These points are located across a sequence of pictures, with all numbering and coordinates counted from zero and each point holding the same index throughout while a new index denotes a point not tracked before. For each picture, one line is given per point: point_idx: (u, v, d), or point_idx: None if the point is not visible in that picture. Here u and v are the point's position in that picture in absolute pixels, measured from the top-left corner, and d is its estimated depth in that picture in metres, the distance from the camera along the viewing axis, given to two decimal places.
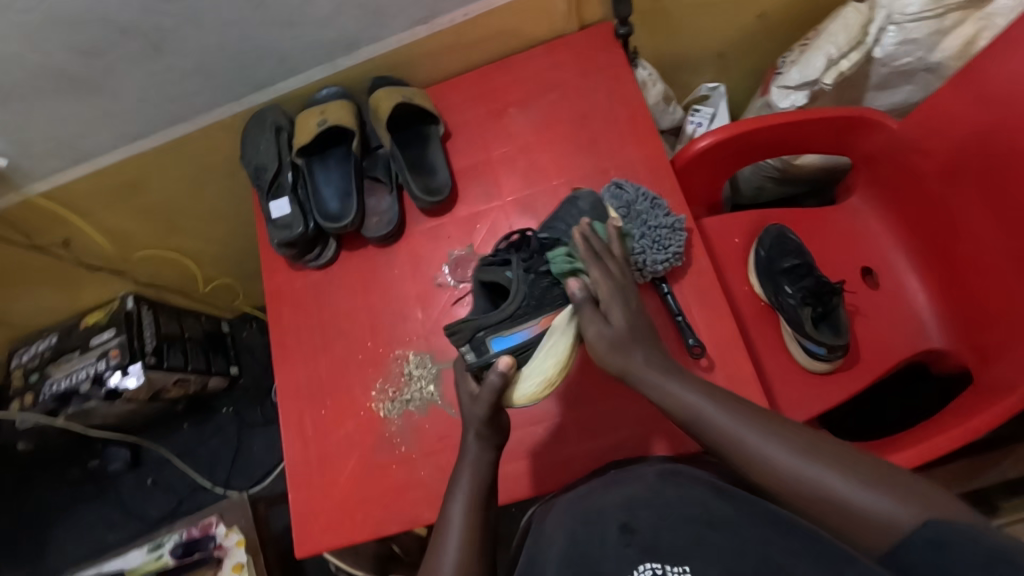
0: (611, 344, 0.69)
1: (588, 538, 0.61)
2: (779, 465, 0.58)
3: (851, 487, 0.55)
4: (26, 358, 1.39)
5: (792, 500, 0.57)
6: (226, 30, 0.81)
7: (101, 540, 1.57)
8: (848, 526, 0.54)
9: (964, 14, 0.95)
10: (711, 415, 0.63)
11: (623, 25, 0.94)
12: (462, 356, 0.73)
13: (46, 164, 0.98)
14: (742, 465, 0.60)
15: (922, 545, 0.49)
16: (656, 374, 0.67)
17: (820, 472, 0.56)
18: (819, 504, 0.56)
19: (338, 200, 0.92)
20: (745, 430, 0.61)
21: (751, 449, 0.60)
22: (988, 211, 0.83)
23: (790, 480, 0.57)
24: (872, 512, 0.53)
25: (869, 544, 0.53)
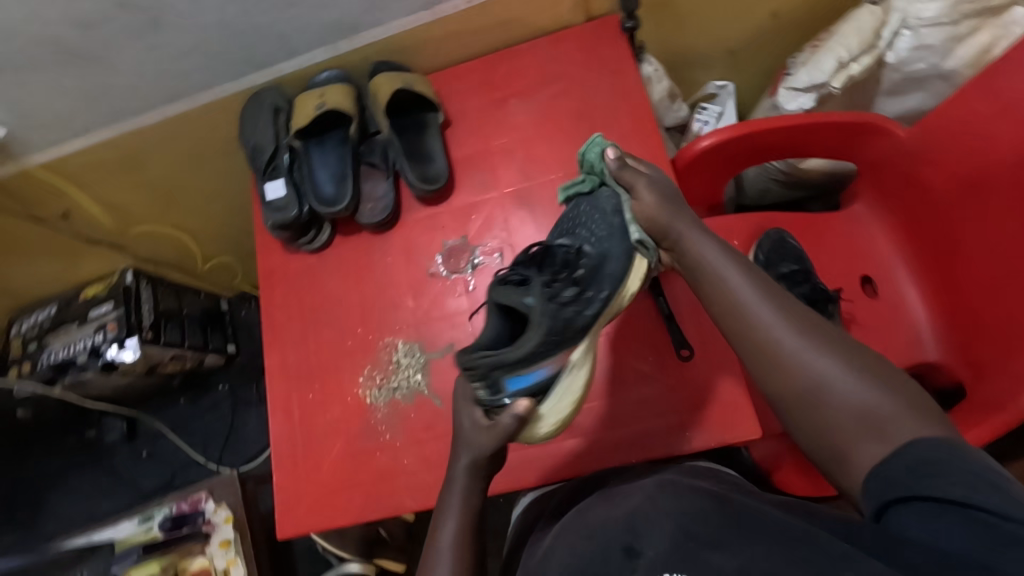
0: (658, 202, 0.74)
1: (592, 557, 0.62)
2: (792, 354, 0.63)
3: (853, 384, 0.60)
4: (25, 328, 1.40)
5: (797, 397, 0.62)
6: (225, 7, 0.81)
7: (95, 509, 1.59)
8: (843, 427, 0.59)
9: (981, 21, 0.93)
10: (738, 306, 0.67)
11: (629, 19, 0.92)
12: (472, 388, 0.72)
13: (46, 136, 0.98)
14: (758, 351, 0.65)
15: (910, 460, 0.53)
16: (687, 232, 0.73)
17: (823, 364, 0.61)
18: (822, 399, 0.61)
19: (333, 185, 0.91)
20: (762, 309, 0.66)
21: (772, 333, 0.65)
22: (988, 226, 0.82)
23: (800, 374, 0.62)
24: (864, 405, 0.59)
25: (859, 450, 0.58)
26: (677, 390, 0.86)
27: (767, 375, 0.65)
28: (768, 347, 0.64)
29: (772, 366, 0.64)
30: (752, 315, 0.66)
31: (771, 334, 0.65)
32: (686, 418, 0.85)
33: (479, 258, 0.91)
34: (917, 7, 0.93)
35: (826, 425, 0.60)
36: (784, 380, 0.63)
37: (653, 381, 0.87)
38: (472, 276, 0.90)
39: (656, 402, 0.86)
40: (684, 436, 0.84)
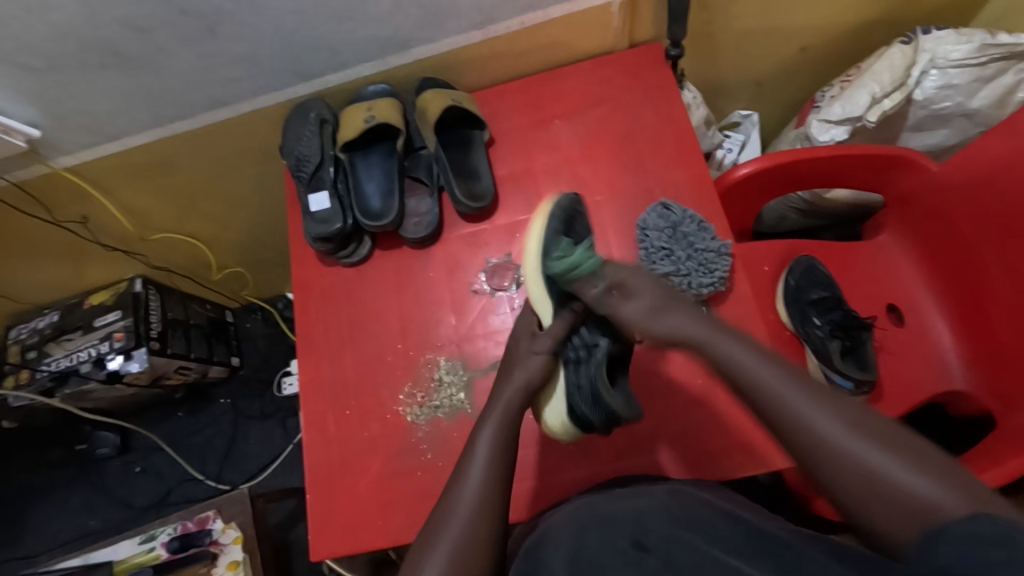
0: (647, 308, 0.71)
1: (600, 552, 0.58)
2: (835, 446, 0.57)
3: (902, 469, 0.55)
4: (23, 334, 1.32)
5: (835, 481, 0.57)
6: (284, 19, 0.81)
7: (82, 527, 1.49)
8: (883, 511, 0.54)
9: (1006, 64, 0.98)
10: (761, 389, 0.62)
11: (674, 47, 0.94)
12: (602, 417, 0.75)
13: (77, 139, 0.95)
14: (793, 447, 0.60)
15: (956, 532, 0.48)
16: (699, 328, 0.68)
17: (863, 448, 0.57)
18: (870, 485, 0.55)
19: (380, 199, 0.92)
20: (789, 389, 0.61)
21: (804, 422, 0.60)
22: (1007, 259, 0.84)
23: (838, 458, 0.57)
24: (917, 497, 0.53)
25: (900, 533, 0.54)
26: (723, 417, 0.84)
27: (809, 461, 0.59)
28: (805, 443, 0.59)
29: (810, 454, 0.59)
30: (782, 398, 0.61)
31: (811, 431, 0.59)
32: (734, 443, 0.83)
33: (523, 277, 0.92)
34: (945, 48, 0.98)
35: (875, 508, 0.55)
36: (829, 465, 0.58)
37: (703, 404, 0.86)
38: (515, 294, 0.91)
39: (698, 431, 0.84)
40: (733, 460, 0.82)
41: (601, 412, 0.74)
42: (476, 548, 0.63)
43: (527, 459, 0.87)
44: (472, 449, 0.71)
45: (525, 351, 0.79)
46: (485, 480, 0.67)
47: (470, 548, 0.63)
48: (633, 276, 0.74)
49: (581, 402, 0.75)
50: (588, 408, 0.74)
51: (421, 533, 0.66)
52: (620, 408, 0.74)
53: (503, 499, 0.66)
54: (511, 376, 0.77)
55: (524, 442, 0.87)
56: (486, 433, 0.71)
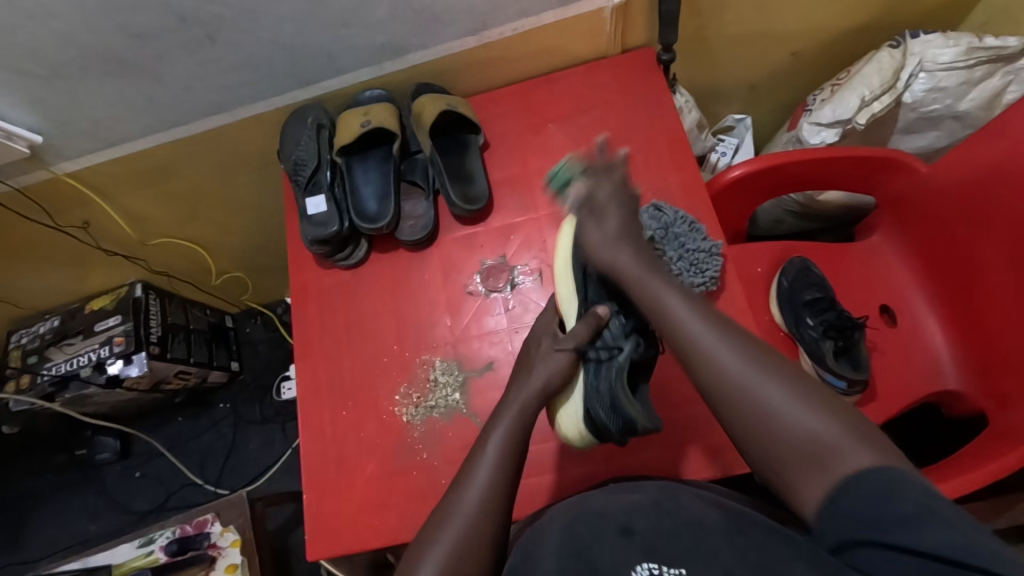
0: (607, 237, 0.77)
1: (589, 539, 0.60)
2: (741, 391, 0.61)
3: (801, 414, 0.57)
4: (25, 340, 1.33)
5: (744, 425, 0.60)
6: (283, 26, 0.82)
7: (81, 532, 1.50)
8: (784, 458, 0.57)
9: (994, 67, 1.00)
10: (681, 335, 0.67)
11: (666, 52, 0.96)
12: (615, 425, 0.72)
13: (80, 144, 0.97)
14: (712, 389, 0.63)
15: (858, 494, 0.51)
16: (635, 270, 0.73)
17: (768, 391, 0.59)
18: (772, 423, 0.58)
19: (376, 202, 0.94)
20: (706, 334, 0.65)
21: (717, 364, 0.63)
22: (997, 259, 0.85)
23: (745, 400, 0.60)
24: (813, 441, 0.56)
25: (803, 483, 0.55)
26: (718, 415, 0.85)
27: (722, 407, 0.62)
28: (718, 394, 0.62)
29: (725, 398, 0.62)
30: (702, 344, 0.65)
31: (720, 369, 0.62)
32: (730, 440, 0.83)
33: (518, 278, 0.93)
34: (933, 51, 0.99)
35: (778, 453, 0.57)
36: (739, 408, 0.61)
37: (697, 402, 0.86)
38: (511, 295, 0.92)
39: (692, 429, 0.85)
40: (726, 459, 0.82)
41: (617, 419, 0.72)
42: (478, 547, 0.63)
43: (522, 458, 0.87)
44: (482, 447, 0.71)
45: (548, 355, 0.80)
46: (490, 480, 0.68)
47: (470, 547, 0.63)
48: (610, 205, 0.79)
49: (598, 406, 0.74)
50: (604, 412, 0.73)
51: (422, 529, 0.67)
52: (636, 417, 0.70)
53: (495, 497, 0.67)
54: (528, 375, 0.78)
55: None
56: (494, 435, 0.71)
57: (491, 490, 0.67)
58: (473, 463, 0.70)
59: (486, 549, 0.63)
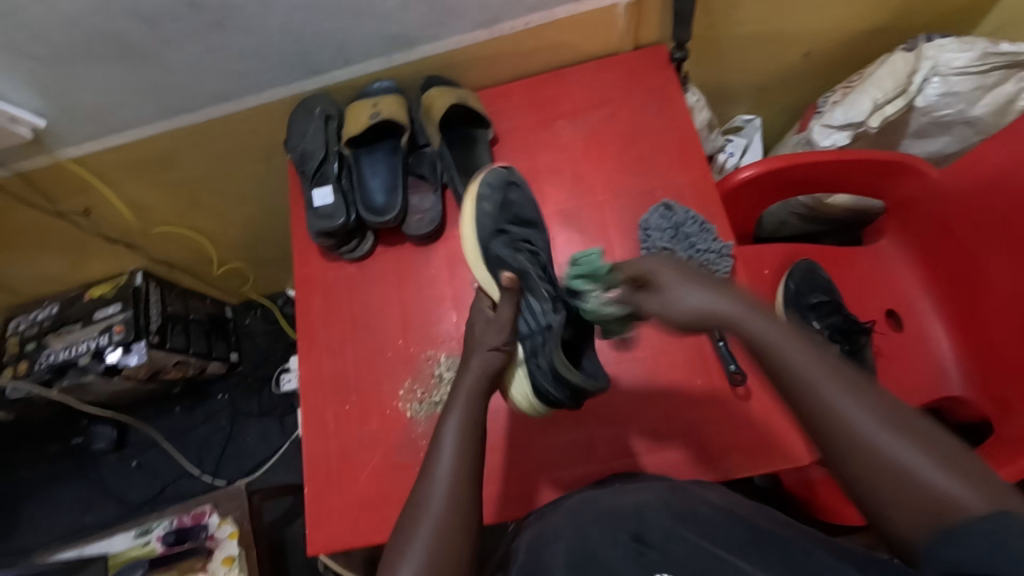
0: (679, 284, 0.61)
1: (598, 542, 0.60)
2: (865, 447, 0.52)
3: (929, 466, 0.50)
4: (23, 327, 1.32)
5: (857, 469, 0.52)
6: (292, 14, 0.81)
7: (77, 521, 1.49)
8: (901, 508, 0.50)
9: (1008, 72, 0.99)
10: (791, 372, 0.56)
11: (679, 50, 0.95)
12: (565, 394, 0.72)
13: (84, 130, 0.96)
14: (821, 431, 0.54)
15: (983, 535, 0.45)
16: (715, 300, 0.59)
17: (891, 441, 0.51)
18: (892, 474, 0.51)
19: (383, 194, 0.93)
20: (822, 375, 0.54)
21: (836, 410, 0.53)
22: (1008, 268, 0.84)
23: (863, 447, 0.52)
24: (938, 494, 0.49)
25: (912, 532, 0.50)
26: (724, 416, 0.85)
27: (834, 448, 0.53)
28: (835, 440, 0.53)
29: (833, 443, 0.53)
30: (816, 385, 0.54)
31: (837, 414, 0.53)
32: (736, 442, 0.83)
33: None
34: (947, 56, 0.99)
35: (889, 505, 0.50)
36: (853, 454, 0.52)
37: (702, 403, 0.86)
38: None
39: (697, 431, 0.85)
40: (731, 460, 0.82)
41: (563, 390, 0.72)
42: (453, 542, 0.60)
43: (524, 457, 0.87)
44: (450, 430, 0.68)
45: (485, 333, 0.75)
46: (456, 467, 0.64)
47: (441, 543, 0.60)
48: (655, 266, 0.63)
49: (543, 380, 0.73)
50: (549, 384, 0.72)
51: (397, 527, 0.63)
52: (588, 385, 0.71)
53: None
54: (468, 365, 0.74)
55: (523, 440, 0.87)
56: (451, 423, 0.67)
57: (457, 477, 0.64)
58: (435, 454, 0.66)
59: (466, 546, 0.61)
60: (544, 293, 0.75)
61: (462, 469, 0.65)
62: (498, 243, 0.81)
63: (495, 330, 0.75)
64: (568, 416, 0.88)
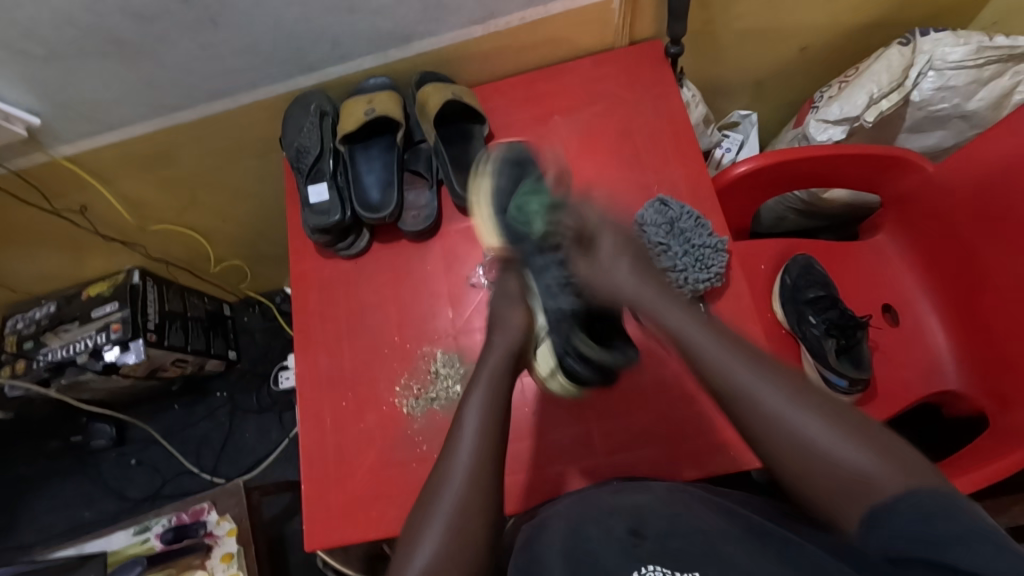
0: (629, 272, 0.73)
1: (594, 537, 0.60)
2: (787, 429, 0.58)
3: (845, 447, 0.56)
4: (21, 325, 1.32)
5: (784, 454, 0.58)
6: (286, 10, 0.81)
7: (76, 519, 1.49)
8: (825, 491, 0.56)
9: (1003, 66, 1.00)
10: (715, 368, 0.63)
11: (674, 45, 0.95)
12: (593, 371, 0.80)
13: (78, 127, 0.95)
14: (748, 422, 0.61)
15: (907, 512, 0.50)
16: (641, 291, 0.72)
17: (807, 425, 0.58)
18: (814, 459, 0.56)
19: (379, 191, 0.93)
20: (738, 368, 0.62)
21: (756, 400, 0.60)
22: (1005, 261, 0.84)
23: (783, 433, 0.58)
24: (853, 472, 0.54)
25: (841, 512, 0.55)
26: (720, 412, 0.85)
27: (760, 437, 0.60)
28: (751, 419, 0.60)
29: (760, 433, 0.60)
30: (737, 378, 0.62)
31: (755, 400, 0.60)
32: (733, 437, 0.83)
33: None
34: (943, 50, 0.98)
35: (813, 487, 0.56)
36: (777, 441, 0.59)
37: (697, 398, 0.86)
38: None
39: (694, 426, 0.85)
40: (727, 455, 0.82)
41: (592, 369, 0.79)
42: (466, 545, 0.61)
43: (520, 453, 0.87)
44: (460, 426, 0.68)
45: (505, 313, 0.77)
46: (477, 460, 0.65)
47: (450, 546, 0.60)
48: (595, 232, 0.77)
49: (571, 359, 0.78)
50: (579, 365, 0.78)
51: (406, 525, 0.64)
52: (619, 360, 0.80)
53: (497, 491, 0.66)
54: (492, 343, 0.76)
55: (519, 436, 0.88)
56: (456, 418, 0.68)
57: (463, 474, 0.64)
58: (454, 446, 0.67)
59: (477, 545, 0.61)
60: (556, 281, 0.77)
61: (468, 468, 0.65)
62: (514, 219, 0.82)
63: (518, 309, 0.77)
64: (565, 411, 0.88)
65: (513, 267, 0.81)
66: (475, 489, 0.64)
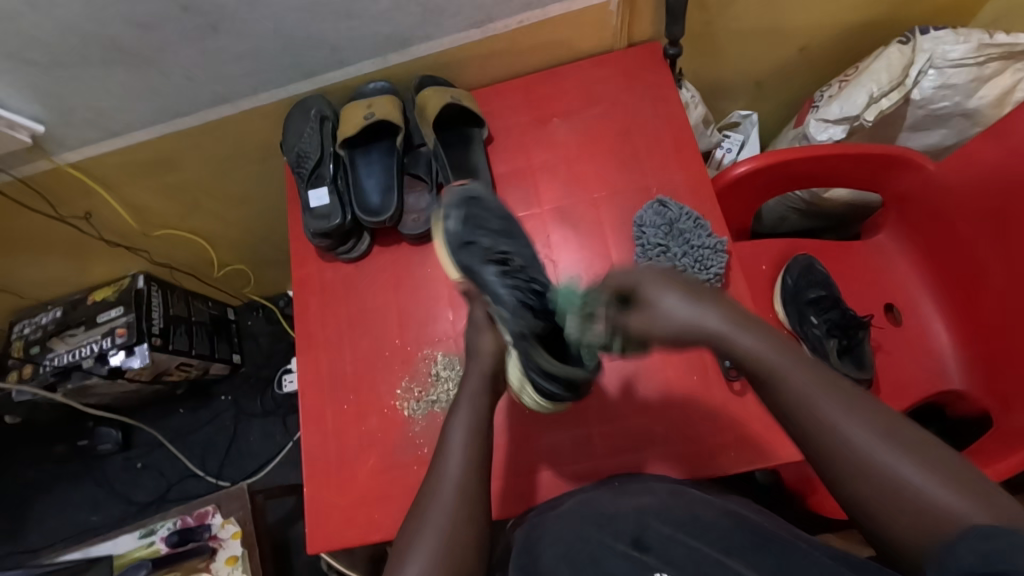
0: (683, 304, 0.64)
1: (596, 548, 0.59)
2: (864, 461, 0.56)
3: (926, 484, 0.53)
4: (28, 330, 1.33)
5: (856, 485, 0.56)
6: (287, 16, 0.82)
7: (83, 523, 1.50)
8: (899, 526, 0.54)
9: (1004, 64, 1.00)
10: (788, 392, 0.61)
11: (673, 46, 0.95)
12: (563, 387, 0.73)
13: (82, 134, 0.96)
14: (819, 451, 0.59)
15: (977, 550, 0.48)
16: (716, 327, 0.64)
17: (886, 459, 0.55)
18: (884, 495, 0.55)
19: (379, 195, 0.93)
20: (816, 395, 0.59)
21: (833, 430, 0.58)
22: (1007, 260, 0.84)
23: (860, 469, 0.56)
24: (934, 509, 0.53)
25: (913, 547, 0.53)
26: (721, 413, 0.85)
27: (831, 469, 0.58)
28: (825, 450, 0.58)
29: (830, 462, 0.58)
30: (817, 406, 0.59)
31: (833, 431, 0.58)
32: (734, 438, 0.83)
33: None
34: (943, 48, 0.98)
35: (887, 521, 0.55)
36: (849, 474, 0.57)
37: (697, 399, 0.86)
38: None
39: (695, 427, 0.85)
40: (727, 456, 0.82)
41: (558, 384, 0.72)
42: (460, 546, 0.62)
43: (521, 454, 0.87)
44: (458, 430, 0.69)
45: (473, 339, 0.76)
46: (465, 466, 0.66)
47: (447, 548, 0.61)
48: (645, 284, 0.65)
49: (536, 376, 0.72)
50: (543, 381, 0.72)
51: (402, 529, 0.65)
52: (580, 376, 0.71)
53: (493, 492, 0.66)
54: (467, 370, 0.75)
55: (520, 438, 0.88)
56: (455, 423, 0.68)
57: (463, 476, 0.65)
58: (446, 460, 0.67)
59: (470, 551, 0.62)
60: (510, 301, 0.71)
61: (467, 470, 0.66)
62: (467, 255, 0.77)
63: (484, 333, 0.75)
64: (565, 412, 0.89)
65: (474, 297, 0.77)
66: (474, 491, 0.65)
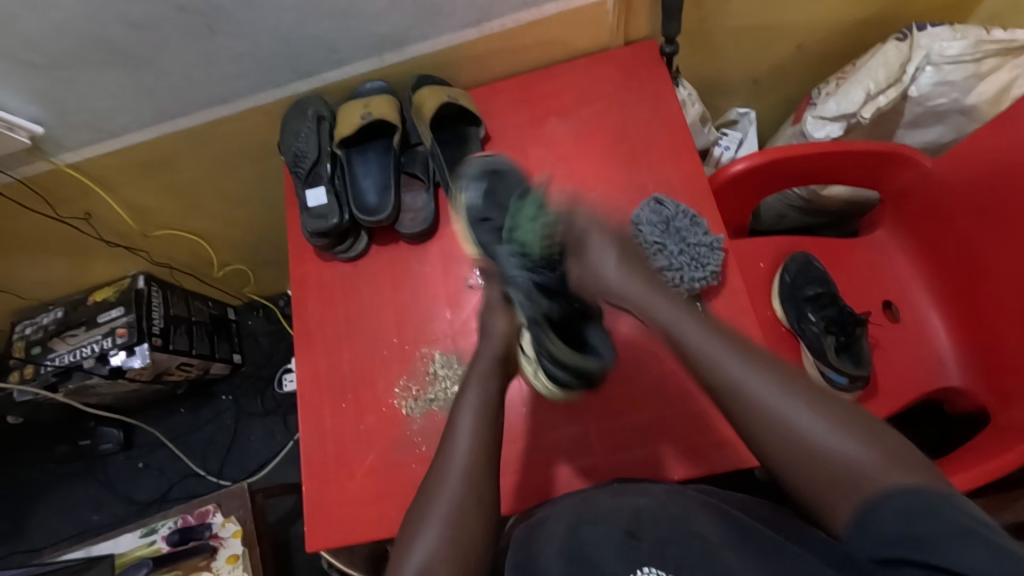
0: (624, 268, 0.74)
1: (592, 542, 0.60)
2: (783, 426, 0.59)
3: (843, 444, 0.57)
4: (29, 331, 1.34)
5: (781, 452, 0.59)
6: (283, 16, 0.82)
7: (85, 522, 1.51)
8: (818, 487, 0.57)
9: (1001, 61, 0.99)
10: (706, 359, 0.65)
11: (669, 44, 0.95)
12: (576, 376, 0.76)
13: (81, 135, 0.97)
14: (744, 417, 0.62)
15: (895, 511, 0.51)
16: (646, 294, 0.73)
17: (802, 423, 0.59)
18: (804, 456, 0.58)
19: (376, 194, 0.94)
20: (736, 367, 0.63)
21: (752, 399, 0.61)
22: (1004, 256, 0.84)
23: (781, 432, 0.59)
24: (849, 468, 0.56)
25: (838, 509, 0.56)
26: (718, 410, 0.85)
27: (755, 435, 0.61)
28: (748, 417, 0.61)
29: (757, 427, 0.61)
30: (733, 377, 0.63)
31: (750, 397, 0.61)
32: (732, 435, 0.83)
33: None
34: (941, 44, 0.98)
35: (809, 484, 0.57)
36: (772, 439, 0.60)
37: (695, 397, 0.86)
38: None
39: (693, 425, 0.85)
40: (724, 453, 0.83)
41: (572, 373, 0.75)
42: (453, 541, 0.61)
43: (519, 452, 0.87)
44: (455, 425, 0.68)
45: (488, 319, 0.80)
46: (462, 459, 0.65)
47: (442, 542, 0.61)
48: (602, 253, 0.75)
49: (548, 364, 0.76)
50: (558, 370, 0.75)
51: (399, 524, 0.65)
52: (592, 367, 0.74)
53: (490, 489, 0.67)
54: (477, 351, 0.78)
55: (518, 436, 0.88)
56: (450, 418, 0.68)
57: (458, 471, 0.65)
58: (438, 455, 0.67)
59: (467, 546, 0.62)
60: (524, 283, 0.74)
61: (463, 465, 0.65)
62: (484, 230, 0.80)
63: (499, 317, 0.80)
64: (563, 410, 0.89)
65: (491, 278, 0.83)
66: (469, 488, 0.64)
